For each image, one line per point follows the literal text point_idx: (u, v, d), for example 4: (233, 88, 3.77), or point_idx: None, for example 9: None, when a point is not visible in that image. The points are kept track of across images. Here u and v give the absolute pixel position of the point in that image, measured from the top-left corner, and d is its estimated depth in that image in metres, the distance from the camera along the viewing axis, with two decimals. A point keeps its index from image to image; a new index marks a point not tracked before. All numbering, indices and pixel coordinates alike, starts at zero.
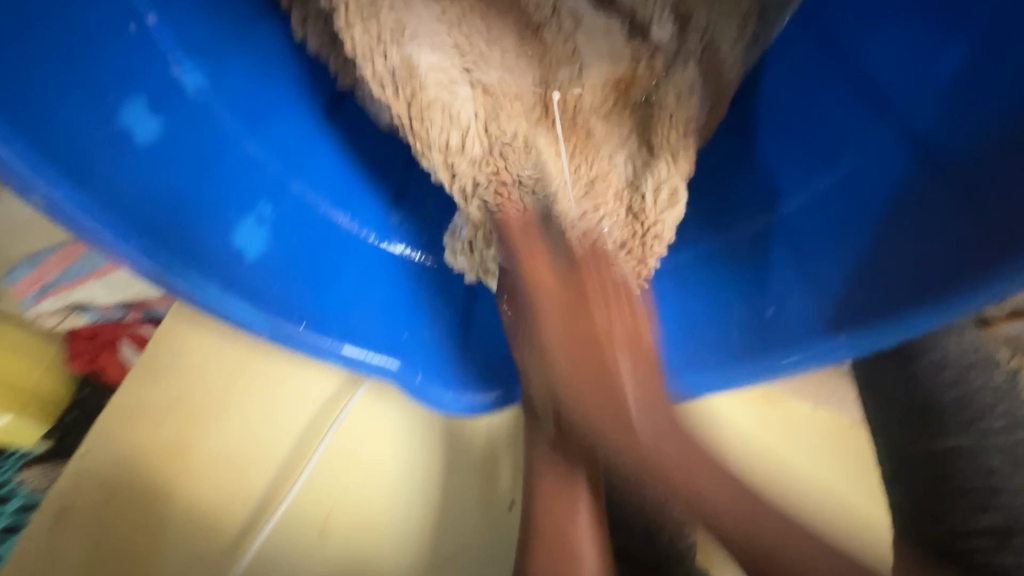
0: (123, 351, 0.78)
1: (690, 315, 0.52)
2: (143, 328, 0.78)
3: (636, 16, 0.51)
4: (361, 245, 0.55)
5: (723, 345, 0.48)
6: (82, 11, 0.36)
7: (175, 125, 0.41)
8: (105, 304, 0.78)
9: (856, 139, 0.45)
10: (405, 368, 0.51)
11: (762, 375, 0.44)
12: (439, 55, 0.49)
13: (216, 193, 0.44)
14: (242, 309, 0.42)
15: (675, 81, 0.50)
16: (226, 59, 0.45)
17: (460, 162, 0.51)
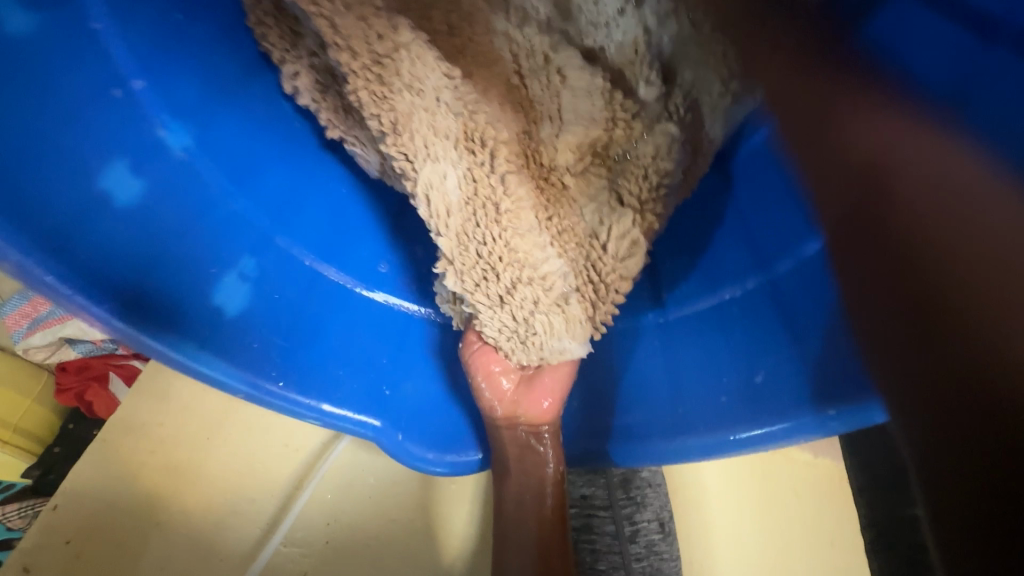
0: (112, 385, 0.77)
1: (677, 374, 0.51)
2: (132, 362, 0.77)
3: (623, 73, 0.52)
4: (346, 296, 0.54)
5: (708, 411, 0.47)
6: (63, 81, 0.37)
7: (157, 184, 0.41)
8: (96, 338, 0.76)
9: None
10: (387, 426, 0.49)
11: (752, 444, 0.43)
12: (440, 103, 0.46)
13: (196, 251, 0.43)
14: (218, 371, 0.42)
15: (650, 145, 0.51)
16: (213, 118, 0.45)
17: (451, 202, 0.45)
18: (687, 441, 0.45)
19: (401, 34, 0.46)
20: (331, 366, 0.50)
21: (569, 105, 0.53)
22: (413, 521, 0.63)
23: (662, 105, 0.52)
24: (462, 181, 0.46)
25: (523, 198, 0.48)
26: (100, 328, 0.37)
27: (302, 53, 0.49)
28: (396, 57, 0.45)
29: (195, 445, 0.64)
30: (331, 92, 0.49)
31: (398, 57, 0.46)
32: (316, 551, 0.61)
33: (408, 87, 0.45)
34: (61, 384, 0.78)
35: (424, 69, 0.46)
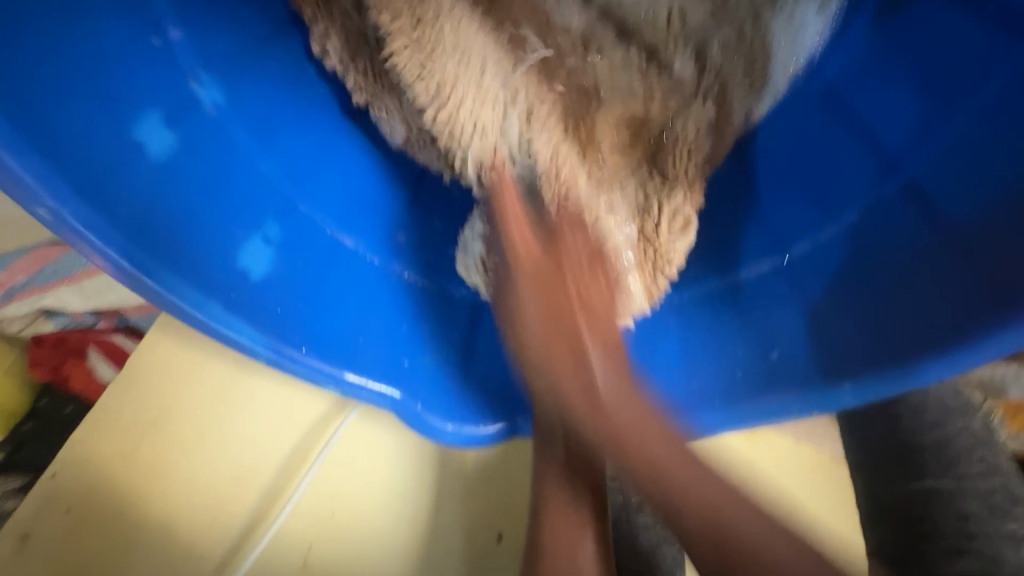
0: (91, 359, 0.73)
1: (688, 354, 0.50)
2: (115, 338, 0.74)
3: (658, 52, 0.53)
4: (367, 267, 0.54)
5: (730, 390, 0.45)
6: (105, 25, 0.36)
7: (189, 141, 0.41)
8: (77, 312, 0.74)
9: (862, 193, 0.45)
10: (406, 396, 0.49)
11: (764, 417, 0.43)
12: (483, 75, 0.50)
13: (224, 212, 0.43)
14: (243, 334, 0.41)
15: (685, 124, 0.53)
16: (244, 76, 0.44)
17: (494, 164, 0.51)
18: (702, 416, 0.45)
19: (443, 2, 0.48)
20: (351, 336, 0.49)
21: (604, 82, 0.53)
22: (420, 494, 0.63)
23: (697, 85, 0.53)
24: (512, 146, 0.52)
25: (579, 172, 0.53)
26: (127, 281, 0.36)
27: (335, 13, 0.48)
28: (439, 24, 0.47)
29: (200, 416, 0.62)
30: (364, 57, 0.50)
31: (440, 24, 0.48)
32: (320, 525, 0.61)
33: (451, 55, 0.48)
34: (34, 358, 0.73)
35: (467, 40, 0.49)
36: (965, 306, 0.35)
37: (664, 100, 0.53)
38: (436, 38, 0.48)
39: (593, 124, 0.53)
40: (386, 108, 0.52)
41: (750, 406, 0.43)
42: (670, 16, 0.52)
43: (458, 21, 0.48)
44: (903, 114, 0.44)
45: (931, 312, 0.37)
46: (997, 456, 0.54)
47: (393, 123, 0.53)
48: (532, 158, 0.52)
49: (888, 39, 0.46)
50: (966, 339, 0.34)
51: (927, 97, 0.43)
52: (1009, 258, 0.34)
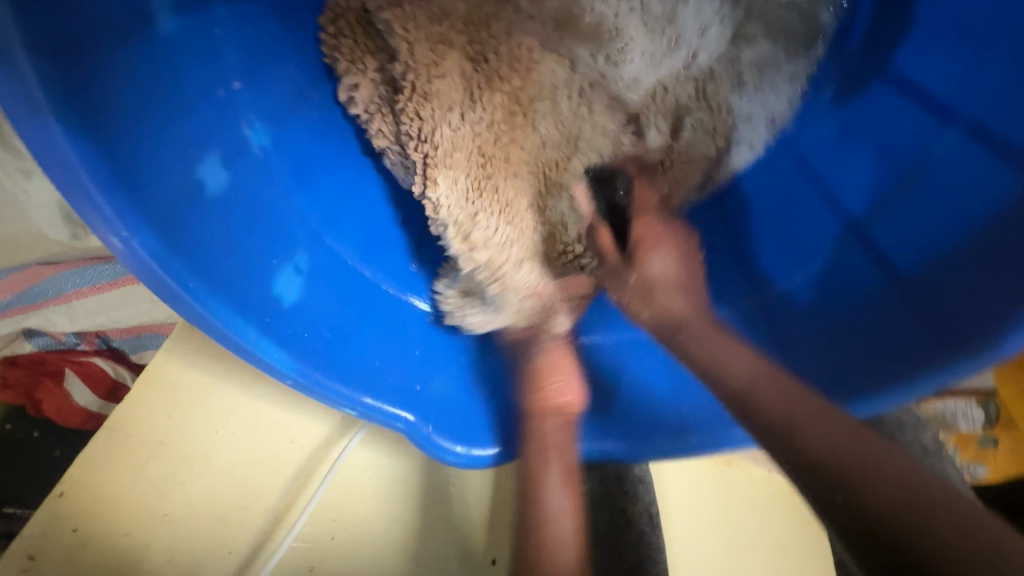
0: (67, 382, 0.73)
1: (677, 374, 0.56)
2: (93, 360, 0.74)
3: (640, 117, 0.62)
4: (383, 296, 0.58)
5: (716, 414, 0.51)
6: (182, 76, 0.40)
7: (239, 179, 0.44)
8: (60, 331, 0.74)
9: (827, 246, 0.52)
10: (419, 418, 0.53)
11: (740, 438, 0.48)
12: (465, 124, 0.54)
13: (263, 243, 0.46)
14: (276, 357, 0.44)
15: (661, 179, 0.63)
16: (286, 121, 0.50)
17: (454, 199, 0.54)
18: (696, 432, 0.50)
19: (445, 66, 0.52)
20: (368, 361, 0.53)
21: (587, 138, 0.62)
22: (417, 519, 0.66)
23: (663, 153, 0.63)
24: (470, 183, 0.55)
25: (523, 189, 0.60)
26: (181, 305, 0.39)
27: (367, 65, 0.53)
28: (436, 82, 0.52)
29: (206, 437, 0.63)
30: (386, 106, 0.53)
31: (440, 81, 0.52)
32: (321, 549, 0.62)
33: (445, 108, 0.52)
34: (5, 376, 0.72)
35: (454, 92, 0.53)
36: (922, 345, 0.41)
37: (626, 158, 0.63)
38: (436, 95, 0.52)
39: (574, 168, 0.63)
40: (439, 176, 0.53)
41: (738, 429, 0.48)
42: (653, 89, 0.61)
43: (454, 75, 0.53)
44: (849, 187, 0.53)
45: (888, 348, 0.44)
46: (942, 466, 0.59)
47: (449, 193, 0.53)
48: (484, 197, 0.56)
49: (845, 118, 0.55)
50: (917, 373, 0.41)
51: (882, 167, 0.50)
52: (954, 305, 0.40)
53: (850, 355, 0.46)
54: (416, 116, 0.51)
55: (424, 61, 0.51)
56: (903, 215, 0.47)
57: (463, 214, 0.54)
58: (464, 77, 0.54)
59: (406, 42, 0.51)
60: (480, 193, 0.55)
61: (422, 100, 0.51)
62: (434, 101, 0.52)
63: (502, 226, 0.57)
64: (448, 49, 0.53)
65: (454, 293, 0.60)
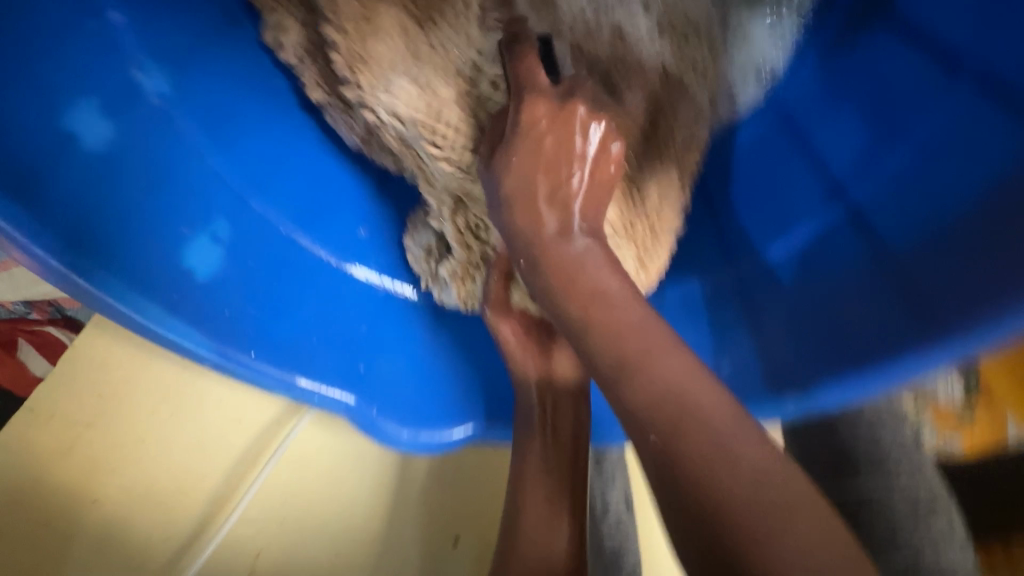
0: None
1: None
2: (42, 328, 0.65)
3: (614, 77, 0.51)
4: (323, 268, 0.52)
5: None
6: (45, 10, 0.35)
7: (130, 132, 0.39)
8: None
9: (811, 215, 0.47)
10: (361, 401, 0.48)
11: None
12: (403, 77, 0.46)
13: (168, 207, 0.41)
14: (186, 337, 0.39)
15: (670, 143, 0.53)
16: (192, 66, 0.43)
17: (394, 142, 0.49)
18: None
19: (382, 24, 0.45)
20: (304, 339, 0.48)
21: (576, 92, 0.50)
22: (374, 501, 0.62)
23: (658, 121, 0.53)
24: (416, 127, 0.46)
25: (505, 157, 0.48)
26: (60, 280, 0.34)
27: (293, 7, 0.46)
28: (373, 43, 0.45)
29: (141, 417, 0.59)
30: (318, 54, 0.46)
31: (377, 45, 0.45)
32: (269, 532, 0.59)
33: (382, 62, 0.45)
34: None
35: (390, 44, 0.45)
36: (904, 328, 0.37)
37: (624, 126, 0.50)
38: (374, 62, 0.45)
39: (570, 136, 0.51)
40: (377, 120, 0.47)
41: None
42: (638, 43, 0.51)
43: (386, 23, 0.45)
44: (831, 147, 0.47)
45: (867, 330, 0.39)
46: (923, 458, 0.56)
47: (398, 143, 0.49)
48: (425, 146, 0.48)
49: (835, 72, 0.49)
50: (890, 356, 0.37)
51: (870, 131, 0.45)
52: (942, 285, 0.36)
53: (828, 337, 0.42)
54: (362, 83, 0.45)
55: (353, 18, 0.45)
56: (894, 179, 0.42)
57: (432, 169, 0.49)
58: (406, 36, 0.46)
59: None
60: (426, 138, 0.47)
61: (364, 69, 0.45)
62: (371, 68, 0.45)
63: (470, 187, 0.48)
64: (382, 4, 0.45)
65: (422, 253, 0.55)
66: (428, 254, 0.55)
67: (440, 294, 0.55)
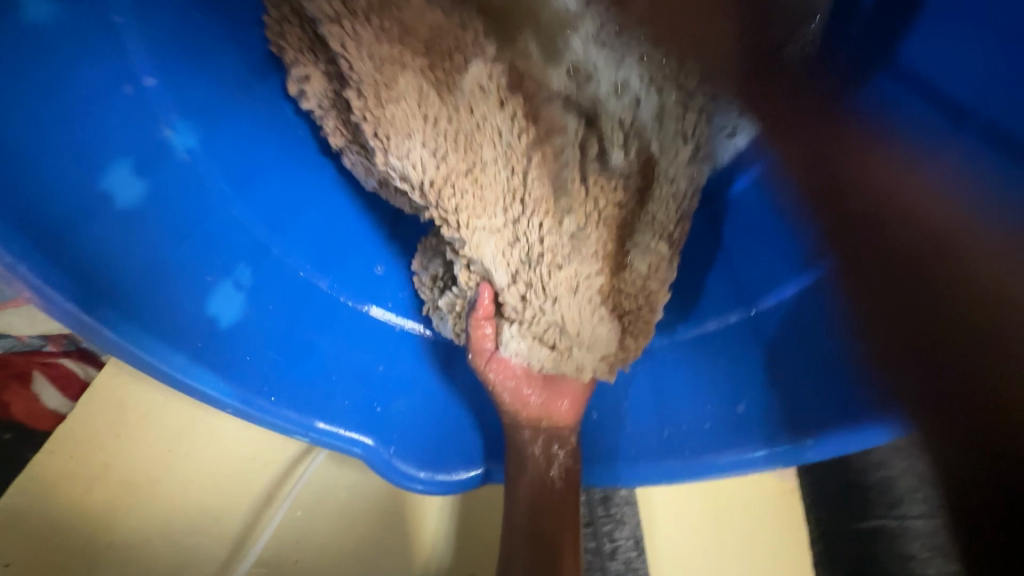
0: (36, 385, 0.60)
1: (658, 407, 0.53)
2: (66, 360, 0.61)
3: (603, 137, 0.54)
4: (339, 308, 0.53)
5: (694, 438, 0.49)
6: (79, 78, 0.36)
7: (160, 187, 0.40)
8: (21, 334, 0.62)
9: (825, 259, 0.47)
10: (378, 442, 0.49)
11: (736, 465, 0.46)
12: (424, 122, 0.47)
13: (193, 257, 0.42)
14: (210, 384, 0.40)
15: (659, 213, 0.54)
16: (217, 119, 0.44)
17: (425, 175, 0.47)
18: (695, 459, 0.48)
19: (410, 90, 0.46)
20: (323, 379, 0.48)
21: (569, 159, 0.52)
22: (387, 538, 0.62)
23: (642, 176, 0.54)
24: (440, 165, 0.47)
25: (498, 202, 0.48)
26: (99, 334, 0.35)
27: (317, 55, 0.47)
28: (390, 106, 0.46)
29: (158, 458, 0.59)
30: (340, 103, 0.48)
31: (395, 104, 0.46)
32: (285, 572, 0.59)
33: (405, 110, 0.46)
34: None
35: (413, 89, 0.46)
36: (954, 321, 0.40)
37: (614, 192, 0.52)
38: (391, 123, 0.46)
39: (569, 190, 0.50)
40: (394, 160, 0.48)
41: (716, 458, 0.47)
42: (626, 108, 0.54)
43: (407, 71, 0.46)
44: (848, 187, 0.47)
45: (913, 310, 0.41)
46: None
47: (418, 168, 0.47)
48: (463, 170, 0.47)
49: None
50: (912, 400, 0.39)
51: None
52: None
53: None
54: (389, 138, 0.47)
55: (373, 82, 0.46)
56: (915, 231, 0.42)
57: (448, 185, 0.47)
58: (423, 93, 0.47)
59: (347, 57, 0.45)
60: (456, 181, 0.47)
61: (386, 126, 0.46)
62: (387, 128, 0.46)
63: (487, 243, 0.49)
64: (403, 69, 0.46)
65: (428, 282, 0.56)
66: (432, 284, 0.55)
67: (437, 320, 0.56)
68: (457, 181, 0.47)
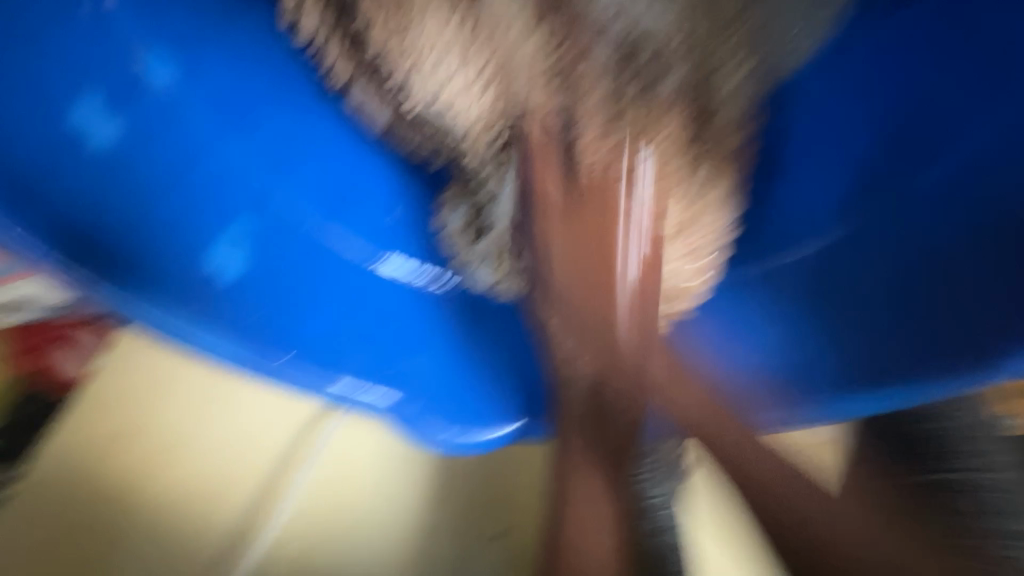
0: (59, 357, 0.58)
1: (729, 352, 0.44)
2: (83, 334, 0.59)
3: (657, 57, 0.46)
4: (350, 259, 0.46)
5: (767, 395, 0.41)
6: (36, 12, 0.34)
7: (139, 128, 0.37)
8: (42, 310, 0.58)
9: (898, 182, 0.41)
10: (406, 399, 0.43)
11: (804, 422, 0.39)
12: (451, 55, 0.45)
13: (183, 206, 0.38)
14: (216, 343, 0.36)
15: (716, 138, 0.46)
16: (198, 51, 0.40)
17: (462, 116, 0.47)
18: (775, 422, 0.39)
19: (428, 55, 0.45)
20: (341, 335, 0.43)
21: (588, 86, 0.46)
22: (419, 510, 0.55)
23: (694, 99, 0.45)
24: (475, 102, 0.47)
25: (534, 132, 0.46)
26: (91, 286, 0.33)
27: None
28: (408, 35, 0.45)
29: (177, 424, 0.57)
30: (344, 30, 0.45)
31: (410, 34, 0.45)
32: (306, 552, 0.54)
33: (422, 40, 0.45)
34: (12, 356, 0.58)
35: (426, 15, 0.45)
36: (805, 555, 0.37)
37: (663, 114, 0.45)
38: (407, 54, 0.45)
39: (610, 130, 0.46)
40: (419, 101, 0.46)
41: (784, 416, 0.40)
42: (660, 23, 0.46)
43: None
44: (894, 113, 0.42)
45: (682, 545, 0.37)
46: None
47: (450, 103, 0.46)
48: (498, 106, 0.47)
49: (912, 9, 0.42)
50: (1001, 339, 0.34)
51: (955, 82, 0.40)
52: None
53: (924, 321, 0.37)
54: (410, 104, 0.46)
55: (387, 8, 0.44)
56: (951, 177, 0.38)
57: (487, 128, 0.47)
58: (443, 19, 0.45)
59: None
60: (495, 123, 0.47)
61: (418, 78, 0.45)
62: (411, 60, 0.45)
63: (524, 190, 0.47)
64: None
65: (457, 226, 0.49)
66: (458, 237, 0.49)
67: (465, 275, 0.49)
68: (499, 122, 0.47)
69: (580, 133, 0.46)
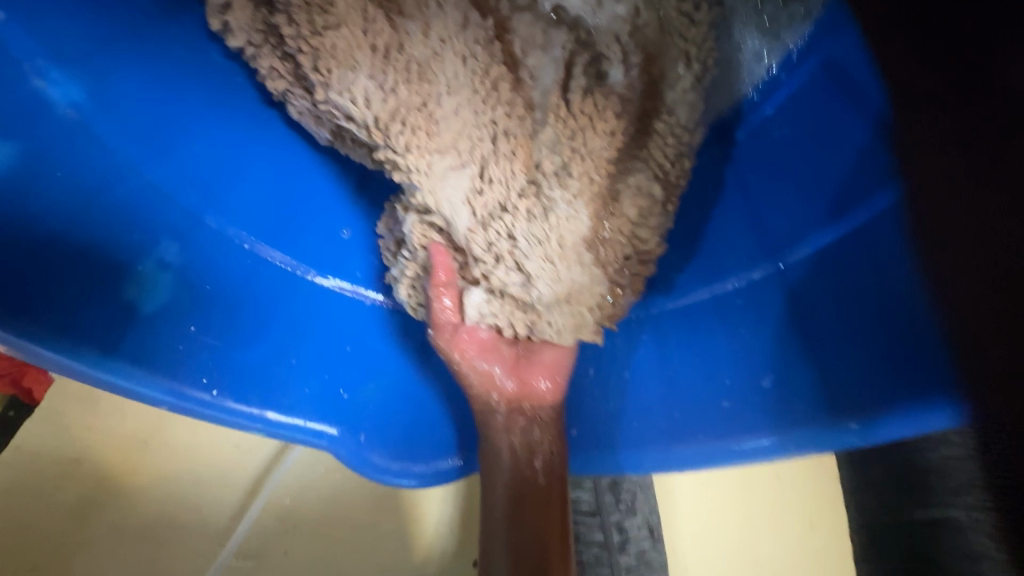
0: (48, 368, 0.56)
1: (662, 382, 0.44)
2: None
3: (598, 53, 0.47)
4: (295, 283, 0.47)
5: (659, 425, 0.43)
6: None
7: (38, 151, 0.33)
8: None
9: None
10: (345, 432, 0.43)
11: (715, 459, 0.39)
12: (370, 49, 0.40)
13: (95, 236, 0.35)
14: (132, 382, 0.34)
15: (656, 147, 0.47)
16: (107, 67, 0.37)
17: (372, 111, 0.40)
18: (684, 448, 0.40)
19: (444, 101, 0.41)
20: (280, 367, 0.42)
21: (535, 80, 0.45)
22: (382, 523, 0.56)
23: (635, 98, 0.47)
24: (384, 96, 0.40)
25: (463, 132, 0.41)
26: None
27: None
28: (329, 33, 0.40)
29: (130, 447, 0.56)
30: (273, 34, 0.41)
31: (335, 31, 0.40)
32: (272, 565, 0.55)
33: (342, 35, 0.40)
34: None
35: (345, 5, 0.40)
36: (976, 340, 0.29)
37: (601, 120, 0.45)
38: (331, 53, 0.40)
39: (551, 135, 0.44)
40: (330, 96, 0.41)
41: (701, 449, 0.39)
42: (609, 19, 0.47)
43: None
44: None
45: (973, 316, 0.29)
46: None
47: (357, 98, 0.40)
48: (414, 103, 0.40)
49: None
50: None
51: None
52: None
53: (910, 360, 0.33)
54: (407, 149, 0.41)
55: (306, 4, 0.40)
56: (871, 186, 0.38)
57: (404, 122, 0.40)
58: (367, 18, 0.40)
59: None
60: (407, 120, 0.40)
61: (351, 102, 0.40)
62: (327, 59, 0.40)
63: (458, 198, 0.42)
64: None
65: (391, 245, 0.49)
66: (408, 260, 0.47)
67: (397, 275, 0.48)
68: (411, 118, 0.40)
69: (518, 142, 0.43)
